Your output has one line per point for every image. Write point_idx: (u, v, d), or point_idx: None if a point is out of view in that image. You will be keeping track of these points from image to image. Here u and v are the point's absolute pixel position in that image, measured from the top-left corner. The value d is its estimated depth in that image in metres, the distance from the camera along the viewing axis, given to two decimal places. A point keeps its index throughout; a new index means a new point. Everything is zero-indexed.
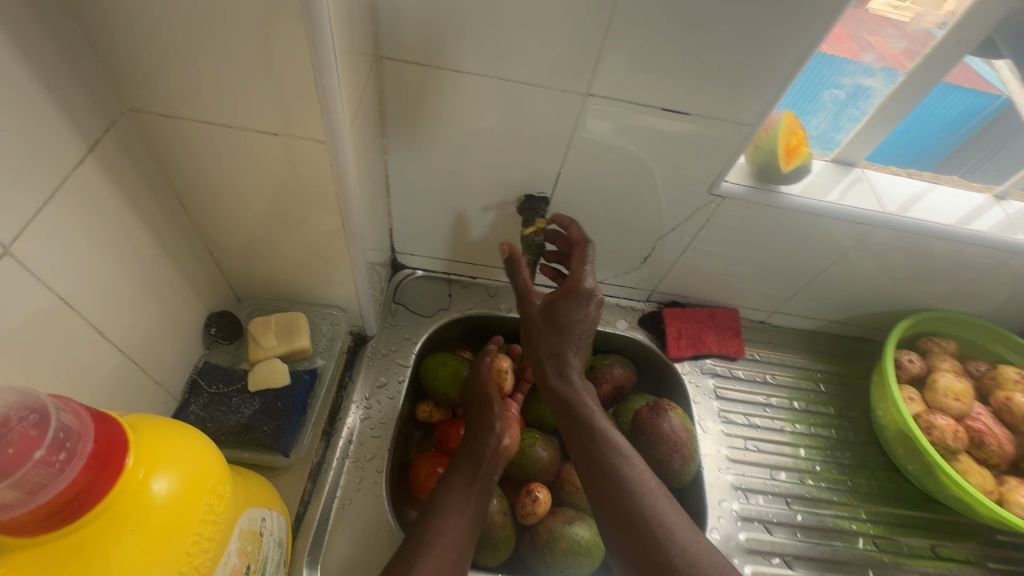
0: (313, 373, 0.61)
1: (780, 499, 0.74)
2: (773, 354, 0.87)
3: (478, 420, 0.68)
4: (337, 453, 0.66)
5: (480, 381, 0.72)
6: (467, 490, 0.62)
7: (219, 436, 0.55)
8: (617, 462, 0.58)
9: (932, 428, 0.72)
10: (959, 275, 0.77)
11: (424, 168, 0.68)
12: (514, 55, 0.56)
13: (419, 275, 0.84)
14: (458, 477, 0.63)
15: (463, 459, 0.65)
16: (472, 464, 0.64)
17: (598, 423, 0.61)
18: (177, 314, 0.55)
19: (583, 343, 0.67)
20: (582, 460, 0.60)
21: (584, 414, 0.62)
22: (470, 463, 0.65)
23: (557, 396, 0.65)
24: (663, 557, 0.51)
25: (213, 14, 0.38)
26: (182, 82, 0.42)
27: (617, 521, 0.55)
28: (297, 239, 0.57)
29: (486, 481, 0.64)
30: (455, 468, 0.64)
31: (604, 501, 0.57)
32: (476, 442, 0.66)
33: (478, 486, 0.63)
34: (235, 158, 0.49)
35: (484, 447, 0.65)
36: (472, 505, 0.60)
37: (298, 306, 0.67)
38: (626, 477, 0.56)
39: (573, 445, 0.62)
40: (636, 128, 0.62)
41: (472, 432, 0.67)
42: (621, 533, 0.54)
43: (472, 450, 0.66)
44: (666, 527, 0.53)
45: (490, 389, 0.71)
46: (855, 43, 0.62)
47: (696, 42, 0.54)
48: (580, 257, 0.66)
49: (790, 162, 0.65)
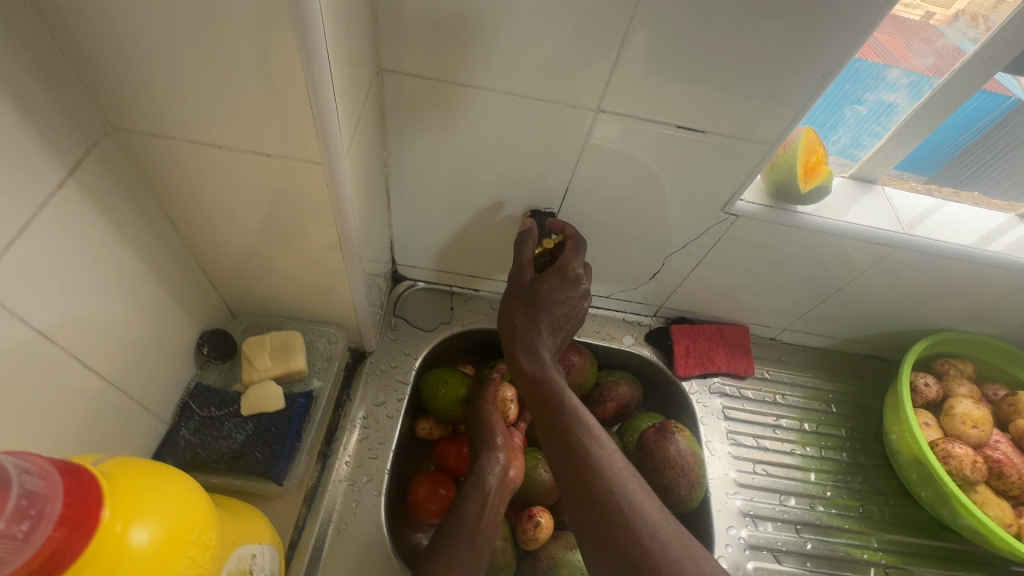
0: (309, 396, 0.59)
1: (790, 526, 0.72)
2: (783, 373, 0.85)
3: (484, 450, 0.65)
4: (333, 476, 0.64)
5: (485, 411, 0.69)
6: (476, 525, 0.59)
7: (211, 463, 0.53)
8: (586, 441, 0.55)
9: (949, 458, 0.69)
10: (980, 297, 0.74)
11: (426, 181, 0.66)
12: (522, 68, 0.53)
13: (420, 287, 0.82)
14: (467, 510, 0.60)
15: (470, 490, 0.62)
16: (480, 497, 0.62)
17: (568, 401, 0.59)
18: (167, 334, 0.53)
19: (560, 326, 0.66)
20: (549, 438, 0.58)
21: (554, 391, 0.60)
22: (478, 496, 0.62)
23: (527, 374, 0.62)
24: (633, 544, 0.47)
25: (200, 30, 0.36)
26: (169, 101, 0.40)
27: (586, 502, 0.51)
28: (292, 256, 0.55)
29: (494, 514, 0.61)
30: (462, 501, 0.61)
31: (571, 480, 0.53)
32: (483, 474, 0.63)
33: (486, 520, 0.60)
34: (227, 176, 0.46)
35: (491, 479, 0.63)
36: (483, 541, 0.58)
37: (295, 322, 0.65)
38: (595, 456, 0.53)
39: (540, 424, 0.59)
40: (648, 145, 0.59)
41: (477, 462, 0.64)
42: (588, 514, 0.50)
43: (480, 483, 0.63)
44: (637, 510, 0.49)
45: (495, 419, 0.68)
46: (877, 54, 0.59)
47: (712, 57, 0.51)
48: (574, 248, 0.65)
49: (809, 182, 0.62)
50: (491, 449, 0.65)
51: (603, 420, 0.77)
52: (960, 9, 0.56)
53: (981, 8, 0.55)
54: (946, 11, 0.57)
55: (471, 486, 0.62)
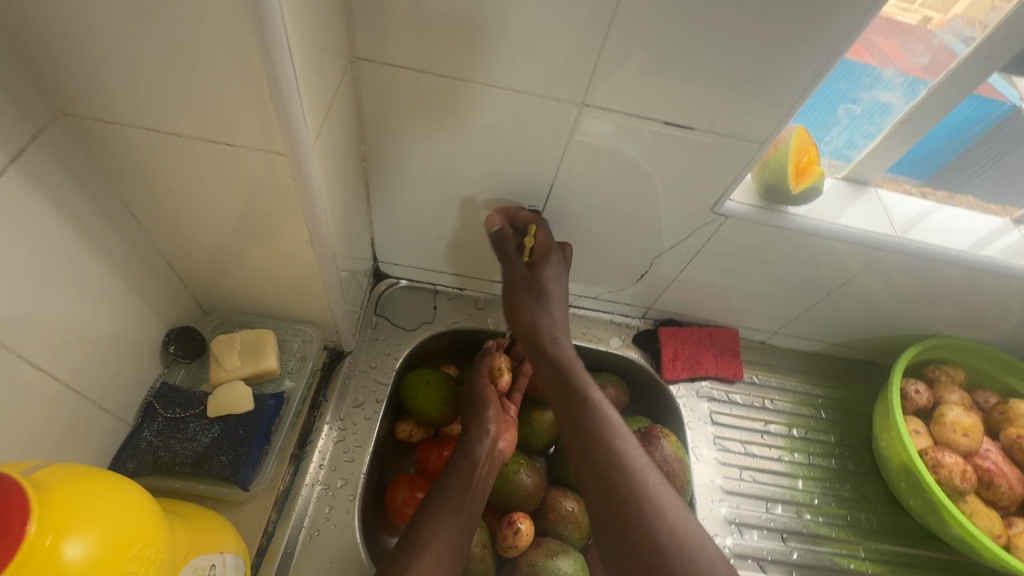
0: (280, 397, 0.57)
1: (776, 534, 0.70)
2: (773, 377, 0.83)
3: (474, 420, 0.66)
4: (307, 479, 0.62)
5: (479, 383, 0.70)
6: (462, 495, 0.60)
7: (173, 467, 0.51)
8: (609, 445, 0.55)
9: (938, 467, 0.68)
10: (973, 302, 0.73)
11: (406, 177, 0.64)
12: (502, 60, 0.51)
13: (403, 285, 0.80)
14: (455, 478, 0.61)
15: (459, 461, 0.63)
16: (468, 466, 0.63)
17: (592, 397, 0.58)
18: (127, 331, 0.51)
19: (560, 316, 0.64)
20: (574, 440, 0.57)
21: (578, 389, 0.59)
22: (466, 466, 0.63)
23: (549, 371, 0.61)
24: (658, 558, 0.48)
25: (148, 9, 0.34)
26: (120, 85, 0.38)
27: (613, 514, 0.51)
28: (264, 251, 0.53)
29: (483, 483, 0.62)
30: (450, 471, 0.62)
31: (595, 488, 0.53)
32: (472, 445, 0.64)
33: (474, 490, 0.61)
34: (188, 167, 0.44)
35: (480, 449, 0.64)
36: (467, 509, 0.59)
37: (268, 320, 0.63)
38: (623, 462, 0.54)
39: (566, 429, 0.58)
40: (633, 142, 0.57)
41: (468, 433, 0.65)
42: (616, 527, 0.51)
43: (469, 452, 0.64)
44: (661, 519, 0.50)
45: (487, 392, 0.69)
46: (872, 54, 0.59)
47: (700, 51, 0.49)
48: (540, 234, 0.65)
49: (800, 182, 0.61)
50: (482, 419, 0.66)
51: None
52: (958, 11, 0.55)
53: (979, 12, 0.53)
54: (942, 15, 0.56)
55: (460, 455, 0.63)
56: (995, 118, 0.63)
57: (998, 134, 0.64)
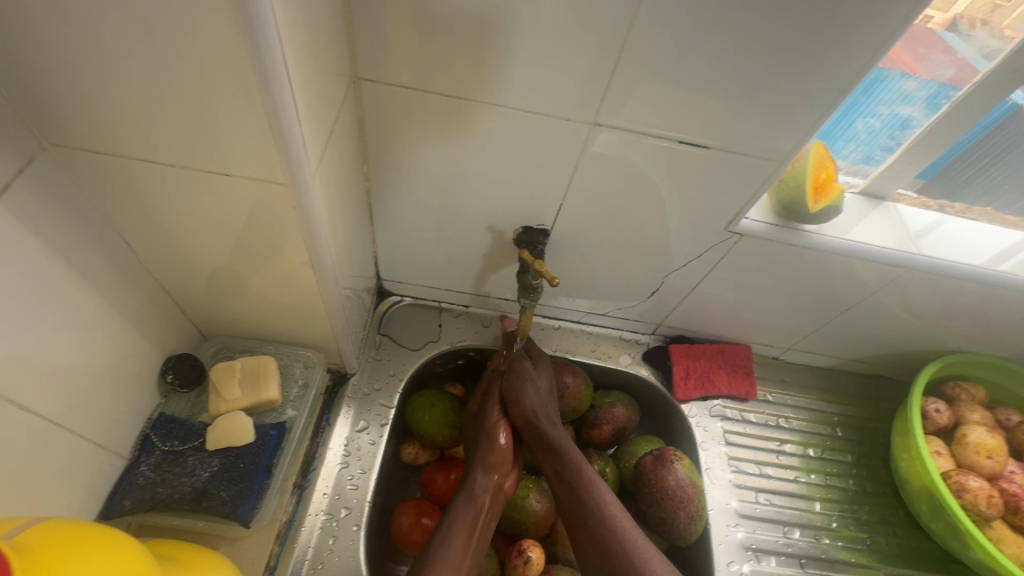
0: (281, 428, 0.56)
1: (794, 560, 0.69)
2: (787, 395, 0.81)
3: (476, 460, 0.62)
4: (310, 509, 0.60)
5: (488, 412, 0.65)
6: (467, 544, 0.57)
7: (171, 503, 0.50)
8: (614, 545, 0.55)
9: (963, 491, 0.66)
10: (996, 319, 0.71)
11: (411, 197, 0.62)
12: (510, 80, 0.50)
13: (407, 302, 0.78)
14: (459, 526, 0.57)
15: (462, 506, 0.59)
16: (473, 512, 0.59)
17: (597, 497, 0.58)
18: (120, 360, 0.50)
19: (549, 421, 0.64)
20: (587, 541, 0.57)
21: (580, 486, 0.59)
22: (469, 512, 0.59)
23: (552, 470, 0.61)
24: None
25: (137, 40, 0.33)
26: (111, 115, 0.37)
27: None
28: (265, 276, 0.51)
29: (485, 530, 0.59)
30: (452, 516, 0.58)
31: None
32: (477, 490, 0.60)
33: (476, 538, 0.58)
34: (183, 196, 0.43)
35: (484, 493, 0.60)
36: (468, 565, 0.56)
37: (269, 345, 0.61)
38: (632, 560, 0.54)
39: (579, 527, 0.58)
40: (644, 160, 0.56)
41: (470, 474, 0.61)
42: None
43: (472, 497, 0.60)
44: None
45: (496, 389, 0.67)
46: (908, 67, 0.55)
47: (715, 70, 0.48)
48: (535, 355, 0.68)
49: (819, 201, 0.59)
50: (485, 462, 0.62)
51: (599, 444, 0.74)
52: (958, 11, 0.52)
53: (979, 11, 0.52)
54: (944, 15, 0.52)
55: (462, 499, 0.59)
56: (994, 121, 0.60)
57: (999, 136, 0.61)
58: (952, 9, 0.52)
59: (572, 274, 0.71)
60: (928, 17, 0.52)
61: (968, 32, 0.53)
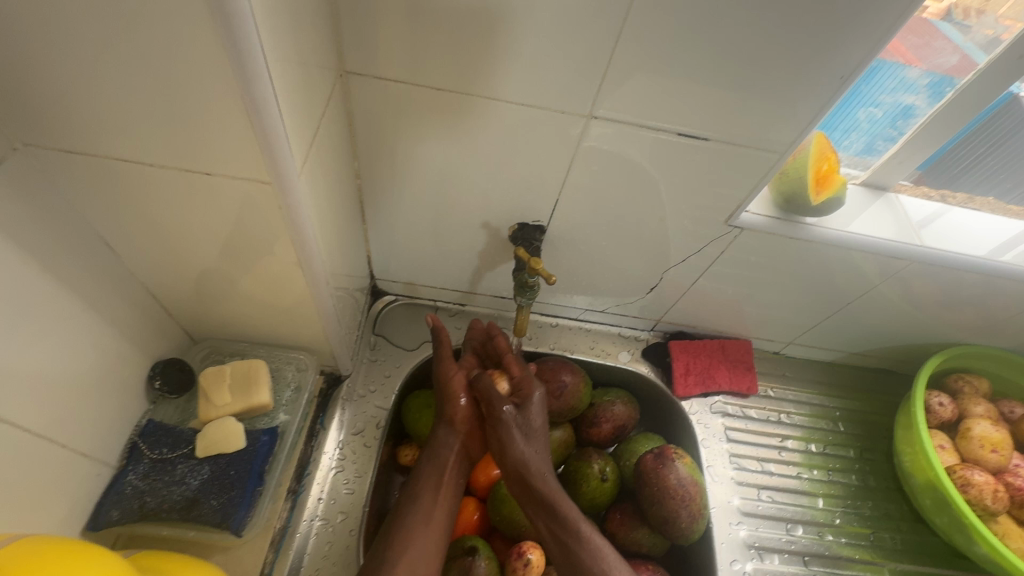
0: (273, 433, 0.55)
1: (797, 558, 0.68)
2: (788, 390, 0.80)
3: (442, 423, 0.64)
4: (305, 515, 0.59)
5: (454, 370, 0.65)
6: (433, 503, 0.59)
7: (160, 512, 0.49)
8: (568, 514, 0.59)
9: (968, 486, 0.65)
10: (1000, 311, 0.70)
11: (403, 195, 0.60)
12: (504, 73, 0.48)
13: (401, 302, 0.76)
14: (426, 484, 0.60)
15: (428, 466, 0.61)
16: (439, 473, 0.61)
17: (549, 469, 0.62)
18: (103, 367, 0.48)
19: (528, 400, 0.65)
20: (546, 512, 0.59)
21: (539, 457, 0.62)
22: (434, 472, 0.61)
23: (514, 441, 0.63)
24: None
25: (103, 33, 0.31)
26: (85, 114, 0.35)
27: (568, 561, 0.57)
28: (252, 278, 0.50)
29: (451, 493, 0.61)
30: (420, 477, 0.60)
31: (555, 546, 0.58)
32: (442, 449, 0.62)
33: (444, 498, 0.60)
34: (163, 197, 0.42)
35: (449, 454, 0.62)
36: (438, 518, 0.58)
37: (260, 348, 0.60)
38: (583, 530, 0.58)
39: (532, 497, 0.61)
40: (642, 154, 0.54)
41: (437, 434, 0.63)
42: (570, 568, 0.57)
43: (437, 456, 0.62)
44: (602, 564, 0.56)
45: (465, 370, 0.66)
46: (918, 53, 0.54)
47: (713, 59, 0.46)
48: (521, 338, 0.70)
49: (820, 193, 0.58)
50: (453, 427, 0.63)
51: (599, 442, 0.73)
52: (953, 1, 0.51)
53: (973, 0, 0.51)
54: (938, 5, 0.51)
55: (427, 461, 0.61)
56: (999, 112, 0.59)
57: (1005, 126, 0.59)
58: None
59: (569, 270, 0.70)
60: (924, 8, 0.50)
61: (962, 23, 0.52)
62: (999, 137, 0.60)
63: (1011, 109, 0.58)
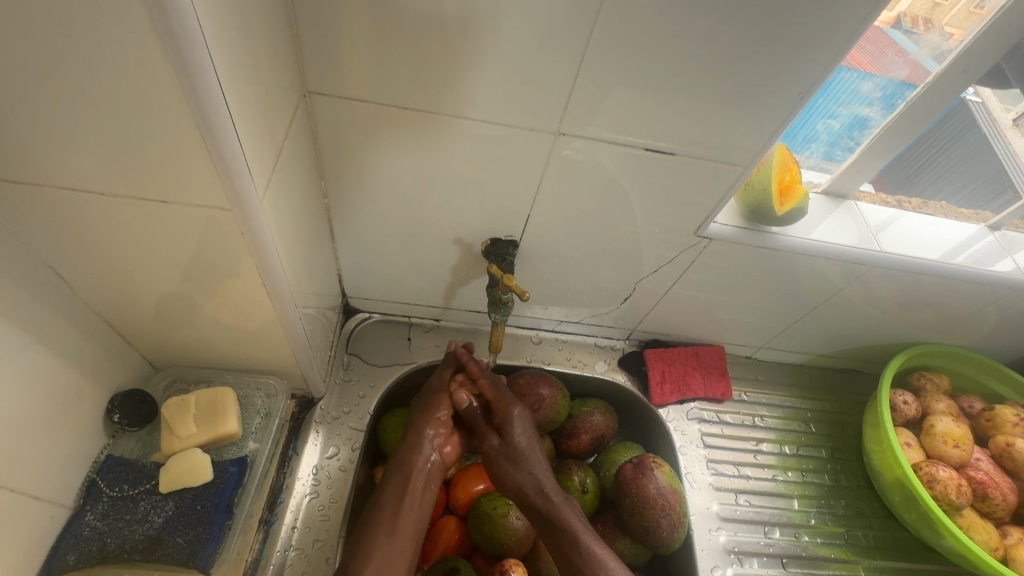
0: (242, 463, 0.54)
1: (776, 560, 0.69)
2: (762, 393, 0.82)
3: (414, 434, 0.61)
4: (278, 545, 0.57)
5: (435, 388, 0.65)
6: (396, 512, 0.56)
7: (122, 554, 0.47)
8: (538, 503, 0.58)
9: (934, 482, 0.67)
10: (954, 312, 0.73)
11: (373, 213, 0.60)
12: (471, 89, 0.48)
13: (375, 319, 0.75)
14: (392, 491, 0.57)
15: (396, 468, 0.58)
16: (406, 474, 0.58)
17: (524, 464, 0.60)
18: (55, 403, 0.46)
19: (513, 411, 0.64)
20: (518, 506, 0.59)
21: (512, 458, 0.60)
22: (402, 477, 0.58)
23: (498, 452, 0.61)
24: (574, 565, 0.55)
25: (46, 59, 0.30)
26: (28, 144, 0.34)
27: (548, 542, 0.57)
28: (218, 303, 0.48)
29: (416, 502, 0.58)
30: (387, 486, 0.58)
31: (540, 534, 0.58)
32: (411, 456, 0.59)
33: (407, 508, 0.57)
34: (116, 227, 0.40)
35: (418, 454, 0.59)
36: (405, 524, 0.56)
37: (227, 374, 0.58)
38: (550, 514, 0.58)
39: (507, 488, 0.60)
40: (610, 167, 0.55)
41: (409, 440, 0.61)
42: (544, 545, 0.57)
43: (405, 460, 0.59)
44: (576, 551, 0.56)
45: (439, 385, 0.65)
46: (879, 64, 0.55)
47: (674, 77, 0.47)
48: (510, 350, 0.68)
49: (783, 205, 0.60)
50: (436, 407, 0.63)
51: (578, 454, 0.73)
52: (903, 8, 0.52)
53: (921, 10, 0.52)
54: (889, 13, 0.52)
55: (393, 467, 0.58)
56: (955, 112, 0.63)
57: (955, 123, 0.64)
58: (897, 9, 0.52)
59: (543, 284, 0.70)
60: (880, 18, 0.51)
61: (912, 30, 0.54)
62: (954, 132, 0.64)
63: (961, 111, 0.63)
